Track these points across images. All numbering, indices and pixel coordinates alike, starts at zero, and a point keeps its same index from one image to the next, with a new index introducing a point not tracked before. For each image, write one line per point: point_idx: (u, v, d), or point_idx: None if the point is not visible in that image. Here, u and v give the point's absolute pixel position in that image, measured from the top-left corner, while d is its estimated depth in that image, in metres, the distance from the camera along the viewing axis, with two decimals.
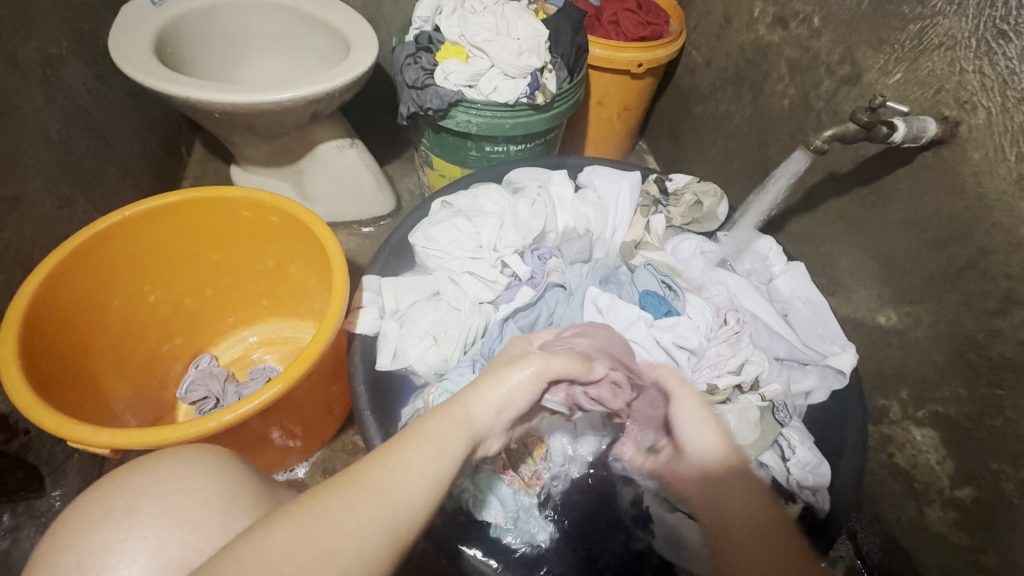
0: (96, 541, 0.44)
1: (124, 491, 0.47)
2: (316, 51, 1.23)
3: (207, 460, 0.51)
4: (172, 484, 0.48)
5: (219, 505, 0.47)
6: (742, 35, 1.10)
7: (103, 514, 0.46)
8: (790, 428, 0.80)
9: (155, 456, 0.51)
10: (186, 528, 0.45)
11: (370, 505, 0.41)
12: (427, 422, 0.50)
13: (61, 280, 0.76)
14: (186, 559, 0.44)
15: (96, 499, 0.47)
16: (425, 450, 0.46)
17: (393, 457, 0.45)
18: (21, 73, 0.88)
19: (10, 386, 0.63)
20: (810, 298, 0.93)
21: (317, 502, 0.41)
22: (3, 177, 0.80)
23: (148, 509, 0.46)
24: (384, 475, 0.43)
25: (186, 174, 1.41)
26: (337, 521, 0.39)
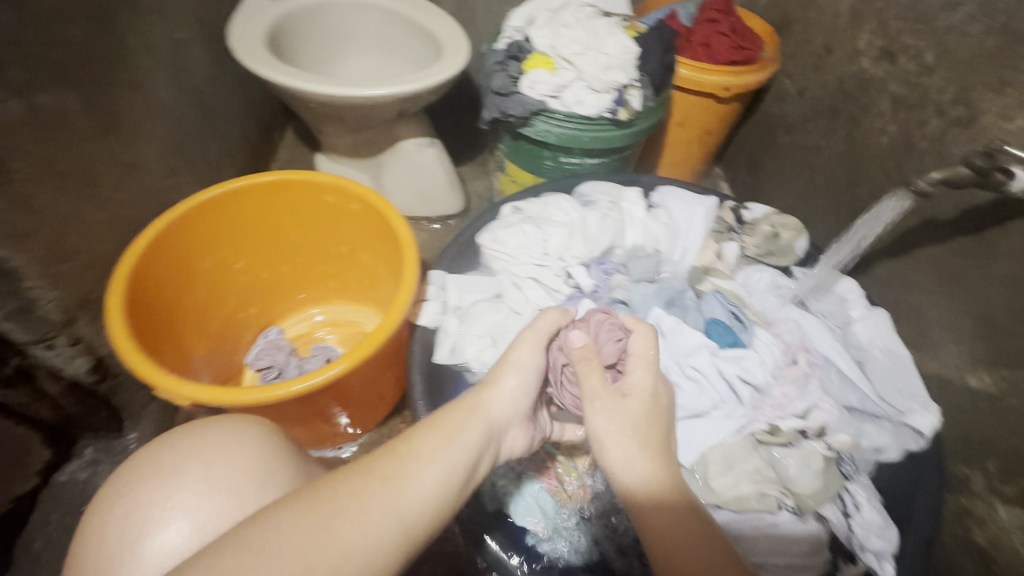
0: (146, 492, 0.50)
1: (173, 452, 0.53)
2: (408, 52, 1.28)
3: (250, 431, 0.57)
4: (215, 451, 0.53)
5: (256, 476, 0.52)
6: (842, 67, 1.06)
7: (154, 468, 0.52)
8: (856, 485, 0.75)
9: (203, 422, 0.57)
10: (225, 496, 0.51)
11: (377, 492, 0.45)
12: (443, 416, 0.55)
13: (164, 244, 0.83)
14: (222, 524, 0.49)
15: (144, 459, 0.53)
16: (438, 443, 0.51)
17: (399, 447, 0.50)
18: (155, 54, 0.98)
19: (113, 333, 0.70)
20: (890, 348, 0.87)
21: (329, 495, 0.43)
22: (130, 144, 0.89)
23: (192, 471, 0.52)
24: (390, 465, 0.48)
25: (276, 158, 1.51)
26: (353, 515, 0.42)
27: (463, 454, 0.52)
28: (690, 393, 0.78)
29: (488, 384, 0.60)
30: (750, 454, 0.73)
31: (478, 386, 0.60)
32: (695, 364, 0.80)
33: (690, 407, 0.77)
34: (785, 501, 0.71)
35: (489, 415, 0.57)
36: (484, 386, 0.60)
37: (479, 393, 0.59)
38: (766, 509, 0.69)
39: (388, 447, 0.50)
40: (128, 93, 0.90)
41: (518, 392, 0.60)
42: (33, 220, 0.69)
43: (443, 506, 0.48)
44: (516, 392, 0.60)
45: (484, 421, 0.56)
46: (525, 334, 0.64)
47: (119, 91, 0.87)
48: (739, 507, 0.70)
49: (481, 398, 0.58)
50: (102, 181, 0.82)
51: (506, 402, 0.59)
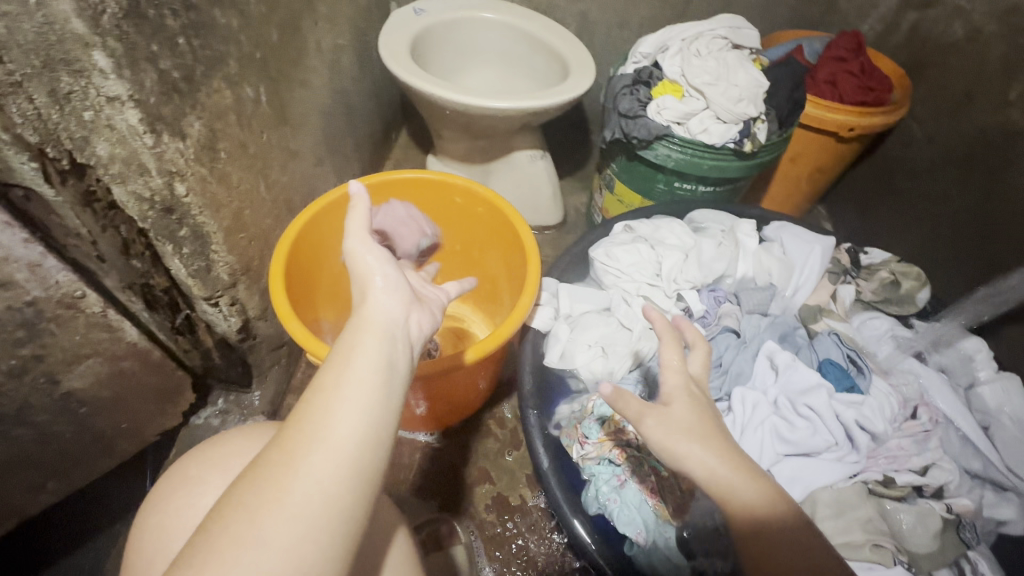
0: (176, 502, 0.60)
1: (197, 465, 0.63)
2: (531, 69, 1.35)
3: (263, 439, 0.65)
4: (231, 461, 0.62)
5: None
6: (989, 117, 1.02)
7: (181, 479, 0.61)
8: (978, 555, 0.71)
9: (225, 436, 0.66)
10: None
11: (297, 452, 0.40)
12: (334, 347, 0.47)
13: (317, 224, 0.92)
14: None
15: (174, 471, 0.63)
16: (348, 368, 0.45)
17: (313, 393, 0.44)
18: (320, 56, 1.10)
19: (277, 301, 0.79)
20: (1020, 417, 0.82)
21: (244, 483, 0.40)
22: (293, 135, 1.00)
23: (213, 480, 0.60)
24: (303, 417, 0.43)
25: (389, 157, 1.62)
26: (273, 492, 0.39)
27: (371, 365, 0.46)
28: (803, 432, 0.76)
29: (361, 300, 0.52)
30: (863, 502, 0.72)
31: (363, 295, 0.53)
32: (810, 403, 0.78)
33: (800, 446, 0.75)
34: (901, 556, 0.68)
35: (385, 322, 0.50)
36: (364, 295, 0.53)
37: (360, 308, 0.51)
38: (880, 560, 0.67)
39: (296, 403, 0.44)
40: (298, 90, 1.01)
41: (394, 295, 0.53)
42: (227, 192, 0.79)
43: (380, 426, 0.43)
44: (392, 289, 0.53)
45: (386, 334, 0.49)
46: (351, 244, 0.56)
47: (292, 87, 0.99)
48: (849, 554, 0.68)
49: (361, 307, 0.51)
50: (272, 164, 0.93)
51: (396, 300, 0.53)
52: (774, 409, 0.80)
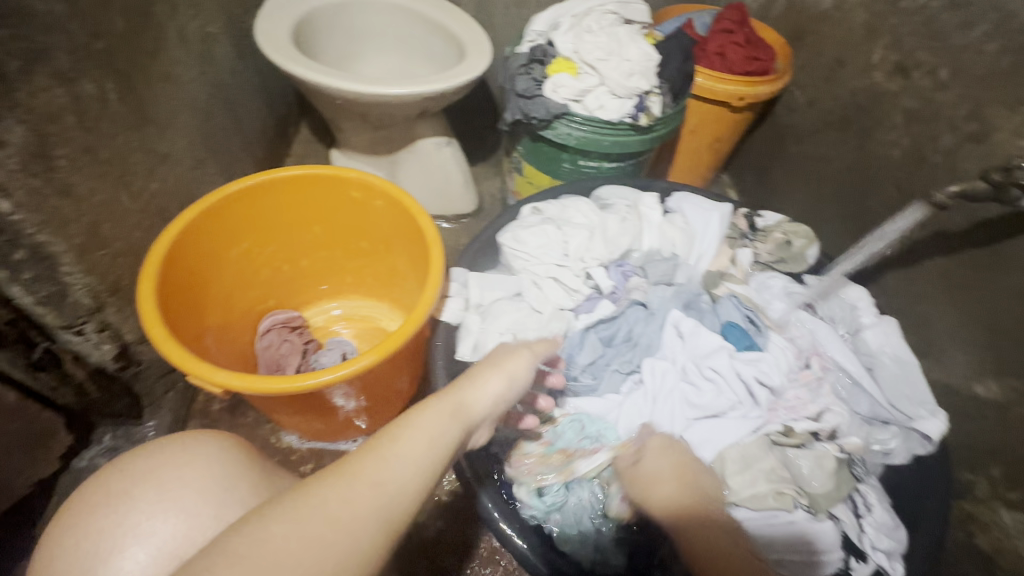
0: (95, 523, 0.52)
1: (122, 479, 0.54)
2: (429, 52, 1.30)
3: (199, 450, 0.58)
4: (172, 471, 0.55)
5: (214, 494, 0.54)
6: (855, 81, 1.08)
7: (105, 497, 0.53)
8: (867, 486, 0.78)
9: (151, 445, 0.58)
10: (180, 518, 0.52)
11: (364, 496, 0.46)
12: (421, 414, 0.56)
13: (194, 234, 0.84)
14: (180, 545, 0.51)
15: (98, 484, 0.55)
16: (417, 436, 0.53)
17: (387, 449, 0.50)
18: (186, 46, 0.99)
19: (147, 321, 0.71)
20: (899, 356, 0.89)
21: (303, 498, 0.44)
22: (161, 135, 0.90)
23: (144, 496, 0.53)
24: (373, 467, 0.48)
25: (290, 153, 1.52)
26: (335, 513, 0.44)
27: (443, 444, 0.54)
28: (709, 394, 0.80)
29: (471, 380, 0.63)
30: (766, 454, 0.75)
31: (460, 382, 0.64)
32: (713, 365, 0.82)
33: (708, 408, 0.80)
34: (800, 500, 0.72)
35: (462, 408, 0.60)
36: (466, 379, 0.64)
37: (460, 390, 0.61)
38: (781, 506, 0.71)
39: (365, 443, 0.51)
40: (161, 85, 0.91)
41: (489, 391, 0.64)
42: (75, 207, 0.70)
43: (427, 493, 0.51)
44: (495, 390, 0.64)
45: (459, 417, 0.58)
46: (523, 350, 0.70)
47: (153, 83, 0.88)
48: (757, 506, 0.72)
49: (460, 389, 0.61)
50: (135, 170, 0.83)
51: (487, 401, 0.63)
52: (683, 374, 0.84)
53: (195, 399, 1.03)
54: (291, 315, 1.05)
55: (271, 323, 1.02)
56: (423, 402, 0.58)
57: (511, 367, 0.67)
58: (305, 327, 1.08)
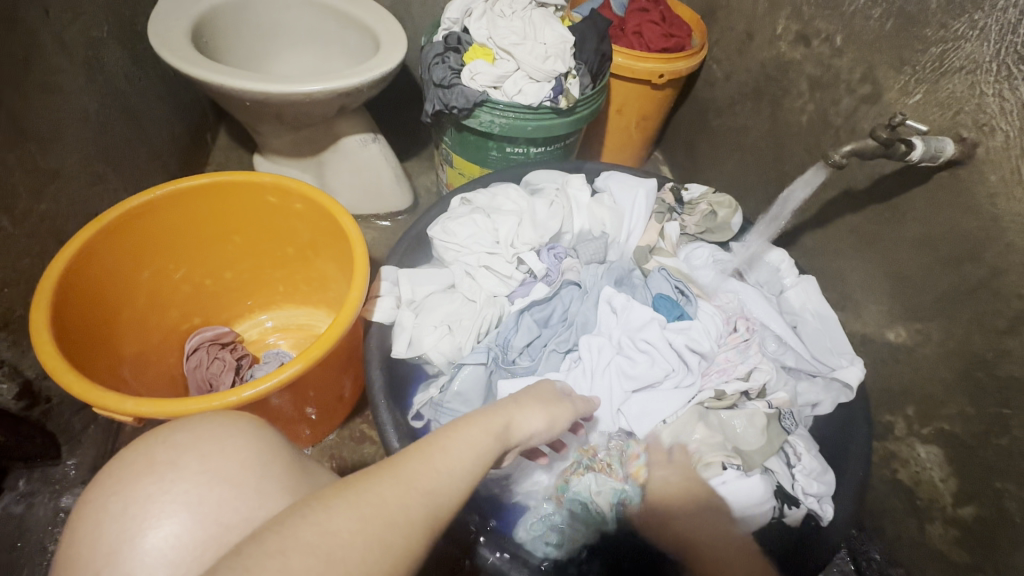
0: (137, 491, 0.42)
1: (165, 447, 0.45)
2: (344, 47, 1.25)
3: (246, 425, 0.49)
4: (214, 443, 0.45)
5: (256, 467, 0.44)
6: (763, 52, 1.11)
7: (145, 465, 0.43)
8: (795, 437, 0.81)
9: (195, 416, 0.48)
10: (226, 488, 0.43)
11: (417, 504, 0.41)
12: (468, 424, 0.50)
13: (94, 254, 0.79)
14: (224, 517, 0.41)
15: (136, 452, 0.45)
16: (464, 447, 0.47)
17: (437, 458, 0.45)
18: (66, 53, 0.92)
19: (41, 350, 0.66)
20: (819, 311, 0.93)
21: (365, 492, 0.39)
22: (44, 152, 0.84)
23: (189, 465, 0.44)
24: (425, 474, 0.43)
25: (210, 161, 1.43)
26: (389, 515, 0.39)
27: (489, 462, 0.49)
28: (643, 365, 0.82)
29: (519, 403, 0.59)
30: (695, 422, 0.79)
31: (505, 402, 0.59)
32: (646, 337, 0.84)
33: (643, 378, 0.82)
34: (732, 461, 0.76)
35: (509, 430, 0.55)
36: (511, 400, 0.59)
37: (509, 409, 0.57)
38: (711, 474, 0.76)
39: (412, 444, 0.46)
40: (38, 97, 0.84)
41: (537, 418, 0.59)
42: None
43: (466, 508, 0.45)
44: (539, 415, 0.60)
45: (504, 435, 0.53)
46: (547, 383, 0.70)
47: (26, 95, 0.82)
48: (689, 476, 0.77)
49: (507, 408, 0.56)
50: (15, 192, 0.77)
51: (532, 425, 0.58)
52: (619, 348, 0.85)
53: (121, 429, 0.97)
54: (221, 330, 0.99)
55: (199, 341, 0.96)
56: (468, 414, 0.52)
57: (557, 413, 0.63)
58: (238, 342, 1.02)
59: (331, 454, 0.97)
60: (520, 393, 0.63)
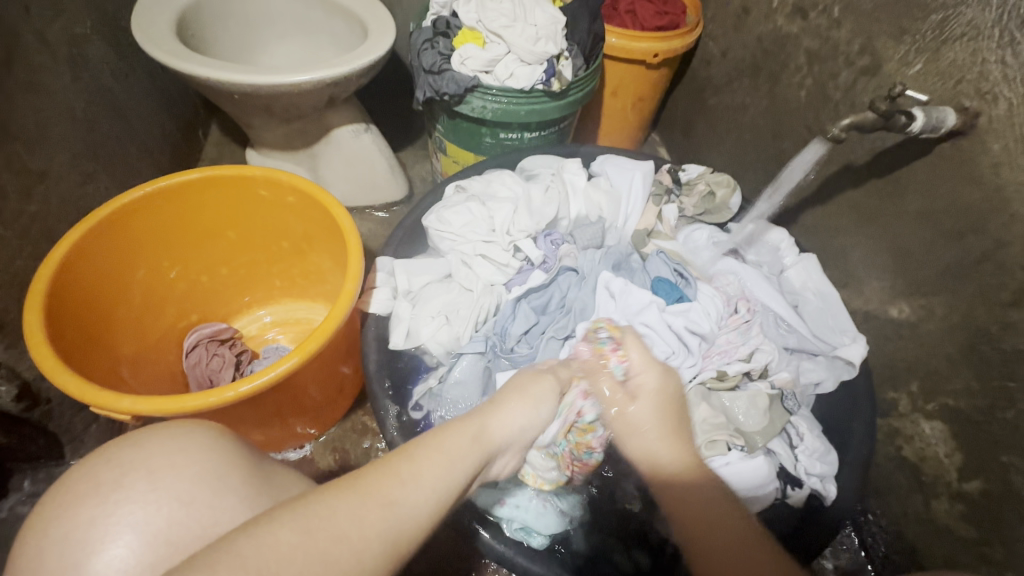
0: (83, 514, 0.42)
1: (112, 466, 0.45)
2: (332, 35, 1.23)
3: (200, 436, 0.48)
4: (163, 460, 0.45)
5: (209, 481, 0.45)
6: (760, 26, 1.08)
7: (90, 488, 0.43)
8: (799, 417, 0.82)
9: (151, 429, 0.48)
10: (173, 505, 0.43)
11: (376, 513, 0.43)
12: (443, 436, 0.53)
13: (87, 253, 0.78)
14: (173, 534, 0.42)
15: (82, 474, 0.45)
16: (437, 460, 0.50)
17: (404, 469, 0.47)
18: (48, 51, 0.91)
19: (37, 352, 0.65)
20: (821, 290, 0.92)
21: (325, 504, 0.42)
22: (31, 152, 0.83)
23: (135, 485, 0.44)
24: (391, 484, 0.46)
25: (202, 156, 1.42)
26: (342, 529, 0.41)
27: (460, 476, 0.51)
28: (642, 348, 0.82)
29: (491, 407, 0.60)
30: (699, 404, 0.78)
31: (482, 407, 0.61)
32: (645, 320, 0.83)
33: None
34: (735, 441, 0.76)
35: (484, 435, 0.56)
36: (488, 405, 0.61)
37: (482, 415, 0.59)
38: (715, 453, 0.75)
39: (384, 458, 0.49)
40: (22, 96, 0.84)
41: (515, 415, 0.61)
42: None
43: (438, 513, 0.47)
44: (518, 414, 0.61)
45: (479, 443, 0.55)
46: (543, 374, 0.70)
47: (10, 94, 0.81)
48: None
49: (481, 414, 0.59)
50: (3, 192, 0.77)
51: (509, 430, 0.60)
52: (617, 334, 0.85)
53: (124, 427, 0.97)
54: (219, 326, 0.99)
55: (197, 338, 0.97)
56: (445, 423, 0.55)
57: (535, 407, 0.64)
58: (236, 338, 1.02)
59: (333, 447, 0.97)
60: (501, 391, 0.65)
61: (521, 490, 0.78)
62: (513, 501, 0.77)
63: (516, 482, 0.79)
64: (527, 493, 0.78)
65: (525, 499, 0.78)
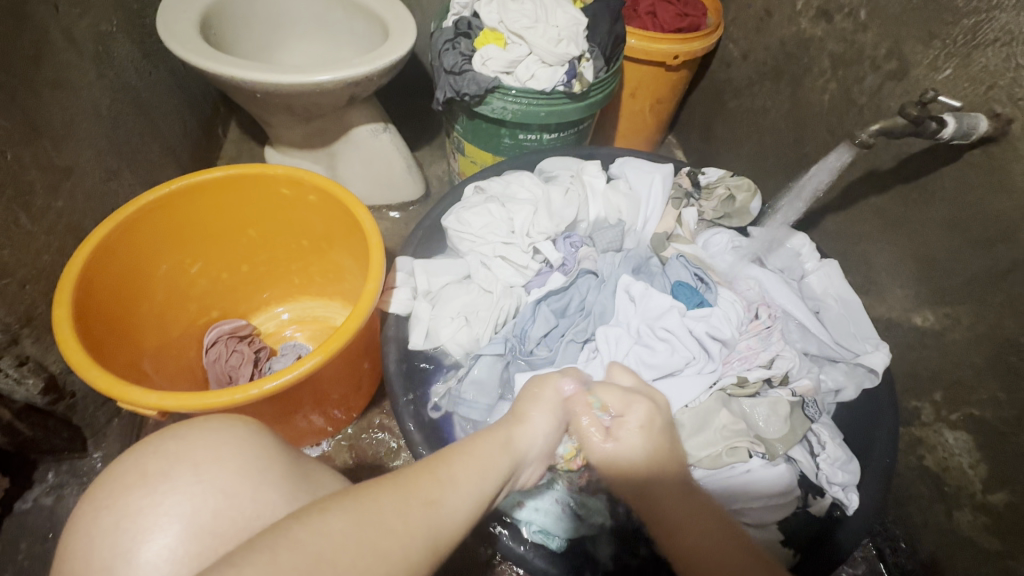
0: (132, 503, 0.42)
1: (160, 457, 0.45)
2: (352, 35, 1.24)
3: (240, 429, 0.49)
4: (207, 452, 0.46)
5: (253, 475, 0.45)
6: (783, 29, 1.07)
7: (138, 478, 0.44)
8: (820, 425, 0.81)
9: (192, 422, 0.49)
10: (219, 497, 0.43)
11: (419, 514, 0.43)
12: (475, 445, 0.55)
13: (113, 249, 0.79)
14: (219, 526, 0.42)
15: (130, 463, 0.45)
16: (474, 466, 0.52)
17: (442, 471, 0.49)
18: (76, 49, 0.92)
19: (65, 344, 0.66)
20: (844, 297, 0.91)
21: (370, 498, 0.42)
22: (58, 148, 0.84)
23: (181, 475, 0.44)
24: (433, 487, 0.47)
25: (221, 154, 1.43)
26: (389, 523, 0.41)
27: (493, 483, 0.53)
28: (663, 353, 0.82)
29: (519, 419, 0.63)
30: (720, 409, 0.78)
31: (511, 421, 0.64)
32: (666, 325, 0.83)
33: (663, 367, 0.81)
34: (756, 448, 0.76)
35: (513, 445, 0.59)
36: (519, 416, 0.64)
37: (511, 427, 0.62)
38: (736, 460, 0.75)
39: (425, 461, 0.50)
40: (50, 93, 0.85)
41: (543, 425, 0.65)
42: None
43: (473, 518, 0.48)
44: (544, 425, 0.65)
45: (510, 453, 0.58)
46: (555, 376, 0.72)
47: (38, 91, 0.82)
48: (713, 465, 0.76)
49: (510, 426, 0.61)
50: (31, 188, 0.78)
51: (536, 444, 0.63)
52: (637, 337, 0.85)
53: (144, 422, 0.98)
54: (238, 324, 1.00)
55: (216, 334, 0.97)
56: (477, 433, 0.58)
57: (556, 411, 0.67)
58: (255, 335, 1.03)
59: (349, 446, 0.98)
60: (530, 401, 0.67)
61: (541, 492, 0.80)
62: (532, 503, 0.78)
63: (536, 484, 0.81)
64: (547, 496, 0.80)
65: (544, 502, 0.79)
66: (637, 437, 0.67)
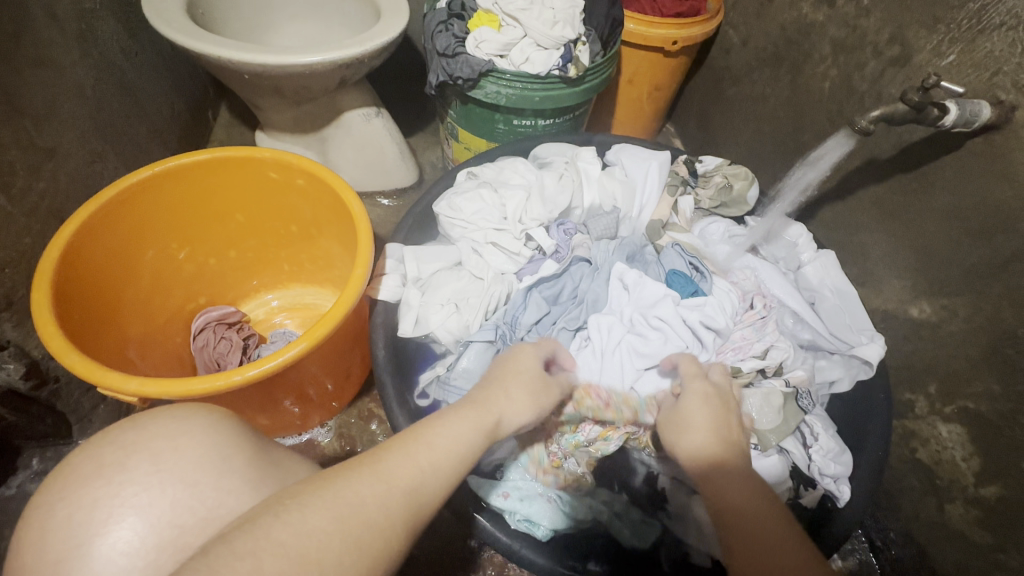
0: (86, 496, 0.41)
1: (116, 447, 0.44)
2: (345, 16, 1.21)
3: (201, 418, 0.48)
4: (164, 443, 0.44)
5: (214, 463, 0.44)
6: (784, 14, 1.05)
7: (94, 469, 0.42)
8: (813, 416, 0.81)
9: (151, 413, 0.47)
10: (178, 486, 0.42)
11: (399, 500, 0.43)
12: (450, 419, 0.53)
13: (96, 230, 0.77)
14: (179, 517, 0.41)
15: (85, 457, 0.44)
16: (450, 440, 0.50)
17: (422, 454, 0.47)
18: (58, 27, 0.89)
19: (44, 333, 0.64)
20: (839, 287, 0.90)
21: (341, 488, 0.41)
22: (40, 129, 0.82)
23: (139, 466, 0.43)
24: (409, 470, 0.45)
25: (212, 138, 1.41)
26: (370, 514, 0.40)
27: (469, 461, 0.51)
28: (656, 343, 0.81)
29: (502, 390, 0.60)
30: None
31: (494, 391, 0.61)
32: (659, 313, 0.82)
33: (656, 356, 0.80)
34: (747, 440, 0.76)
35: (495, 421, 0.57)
36: (499, 390, 0.61)
37: (497, 402, 0.59)
38: None
39: (389, 439, 0.48)
40: (32, 72, 0.82)
41: (525, 396, 0.62)
42: None
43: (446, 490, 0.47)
44: (526, 398, 0.62)
45: (488, 426, 0.55)
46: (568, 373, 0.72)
47: (18, 68, 0.80)
48: None
49: (497, 400, 0.59)
50: (12, 169, 0.76)
51: (518, 421, 0.60)
52: (630, 326, 0.84)
53: (132, 409, 0.97)
54: (226, 310, 0.98)
55: (204, 321, 0.96)
56: (456, 407, 0.56)
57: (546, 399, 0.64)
58: (244, 323, 1.02)
59: (339, 433, 0.97)
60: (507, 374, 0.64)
61: (526, 483, 0.79)
62: (517, 493, 0.78)
63: (520, 475, 0.80)
64: (532, 488, 0.79)
65: (529, 492, 0.79)
66: (697, 408, 0.63)
